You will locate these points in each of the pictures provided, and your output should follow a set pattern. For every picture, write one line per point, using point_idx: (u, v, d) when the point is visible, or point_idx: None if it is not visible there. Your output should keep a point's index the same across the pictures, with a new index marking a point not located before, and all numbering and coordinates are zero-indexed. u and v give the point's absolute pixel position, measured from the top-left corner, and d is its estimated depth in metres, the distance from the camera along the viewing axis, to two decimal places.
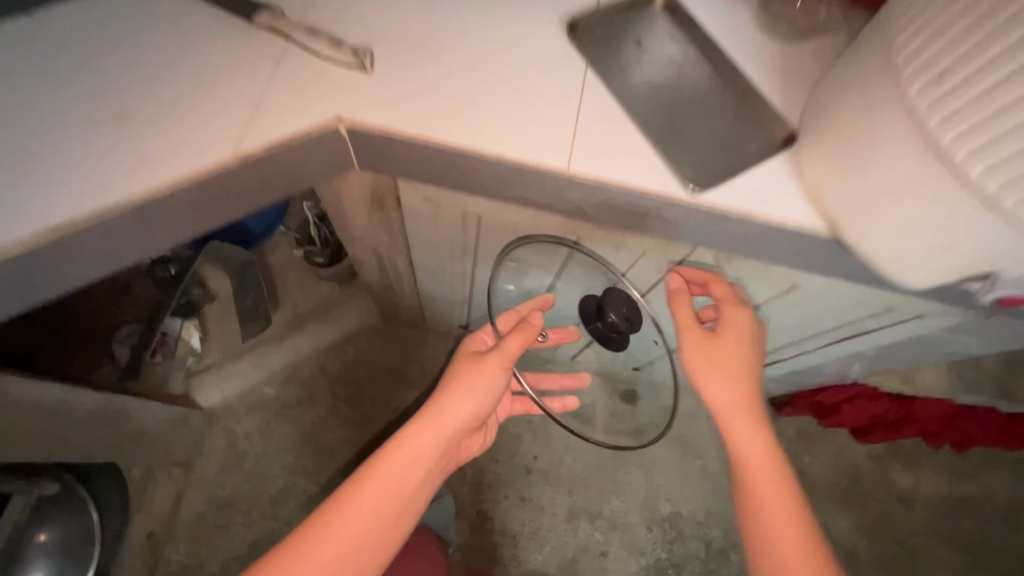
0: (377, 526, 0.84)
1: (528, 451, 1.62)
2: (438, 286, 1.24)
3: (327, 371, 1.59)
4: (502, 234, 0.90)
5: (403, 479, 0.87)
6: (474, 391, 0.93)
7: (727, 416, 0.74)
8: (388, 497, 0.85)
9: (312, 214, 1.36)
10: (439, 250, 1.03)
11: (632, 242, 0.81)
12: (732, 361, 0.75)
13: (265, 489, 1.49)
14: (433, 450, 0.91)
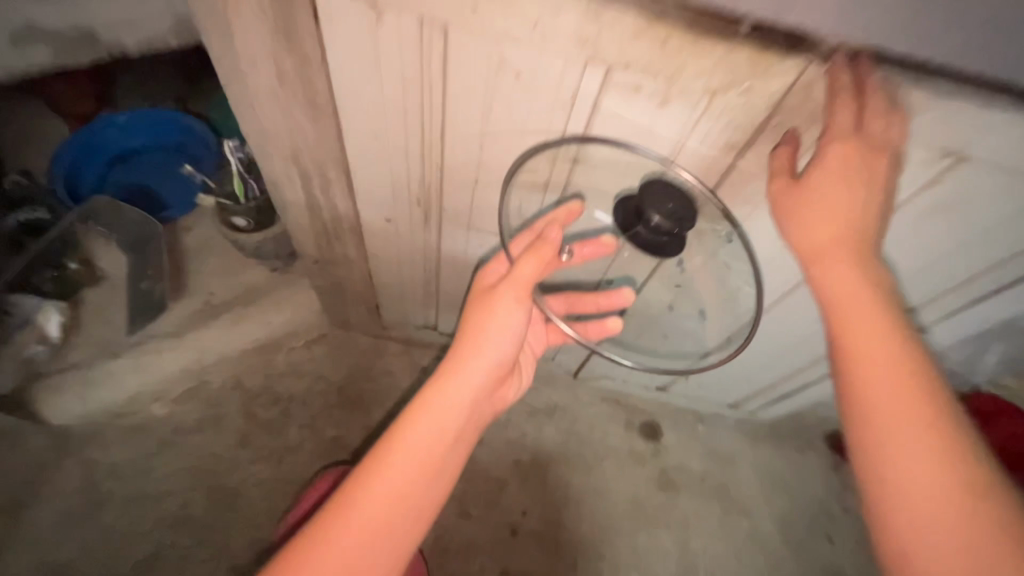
0: (391, 533, 0.56)
1: (514, 503, 1.17)
2: (392, 238, 0.89)
3: (243, 384, 1.18)
4: (480, 85, 0.57)
5: (422, 459, 0.59)
6: (498, 325, 0.64)
7: (846, 324, 0.47)
8: (401, 490, 0.57)
9: (236, 159, 1.02)
10: (388, 147, 0.69)
11: (696, 65, 0.49)
12: (834, 218, 0.47)
13: (127, 551, 1.02)
14: (454, 414, 0.62)
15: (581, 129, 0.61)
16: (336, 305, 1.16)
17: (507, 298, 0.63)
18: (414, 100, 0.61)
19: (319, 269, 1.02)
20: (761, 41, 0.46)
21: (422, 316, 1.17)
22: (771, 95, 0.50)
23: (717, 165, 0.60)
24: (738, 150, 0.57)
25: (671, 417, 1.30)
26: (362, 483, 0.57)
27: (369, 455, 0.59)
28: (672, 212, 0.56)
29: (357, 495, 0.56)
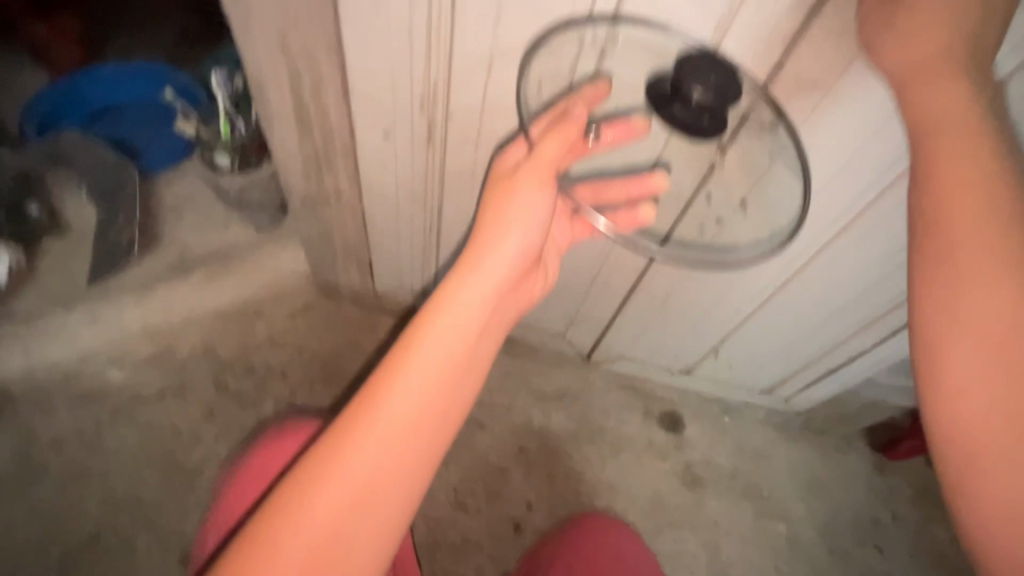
0: (423, 433, 0.52)
1: (518, 496, 1.02)
2: (389, 163, 0.78)
3: (215, 352, 1.04)
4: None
5: (453, 355, 0.54)
6: (523, 214, 0.57)
7: (938, 179, 0.42)
8: (430, 388, 0.53)
9: (223, 93, 0.91)
10: (389, 30, 0.59)
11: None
12: (936, 38, 0.41)
13: (68, 529, 0.90)
14: (484, 308, 0.56)
15: (612, 6, 0.52)
16: (324, 261, 1.03)
17: (529, 186, 0.56)
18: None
19: (306, 210, 0.90)
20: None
21: (419, 280, 1.04)
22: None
23: (785, 29, 0.50)
24: (817, 1, 0.47)
25: (695, 407, 1.15)
26: (385, 380, 0.52)
27: (390, 354, 0.54)
28: (714, 86, 0.48)
29: (383, 396, 0.51)
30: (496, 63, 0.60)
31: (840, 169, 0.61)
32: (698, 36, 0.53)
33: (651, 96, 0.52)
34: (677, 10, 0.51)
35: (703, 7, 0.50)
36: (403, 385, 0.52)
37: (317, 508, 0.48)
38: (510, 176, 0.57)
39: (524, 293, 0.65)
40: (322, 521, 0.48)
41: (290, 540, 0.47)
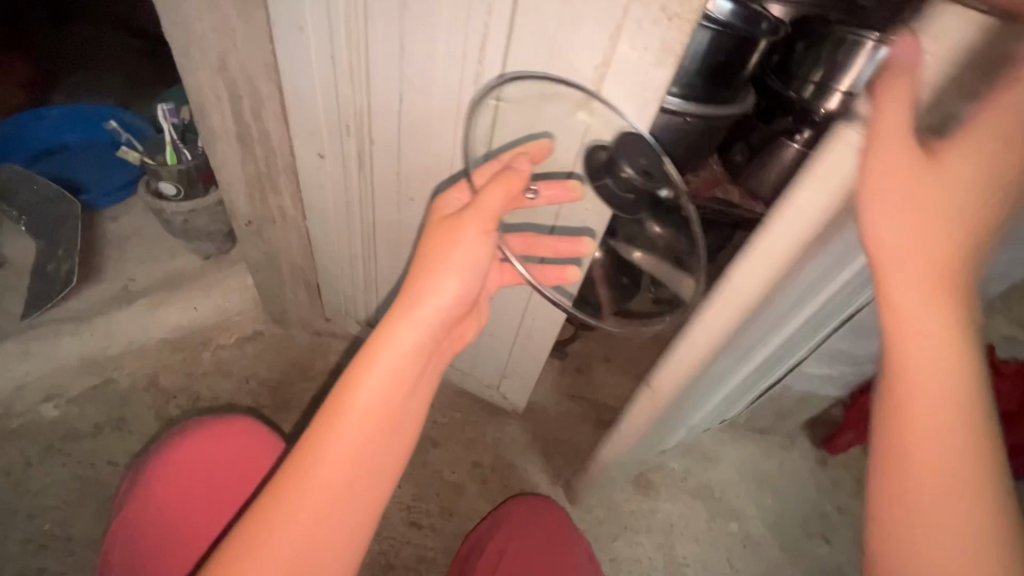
0: (339, 520, 0.50)
1: (472, 511, 1.02)
2: (326, 182, 0.81)
3: (157, 384, 1.02)
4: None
5: (368, 431, 0.51)
6: (456, 266, 0.54)
7: (900, 316, 0.35)
8: (347, 469, 0.50)
9: (169, 124, 0.94)
10: (317, 55, 0.64)
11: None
12: (935, 225, 0.33)
13: None
14: (409, 376, 0.53)
15: (500, 67, 0.57)
16: (272, 287, 1.05)
17: (472, 232, 0.54)
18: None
19: (251, 233, 0.93)
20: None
21: (363, 307, 1.06)
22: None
23: (659, 78, 0.52)
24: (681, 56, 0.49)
25: None
26: (313, 446, 0.50)
27: (310, 432, 0.51)
28: (643, 169, 0.59)
29: (300, 484, 0.49)
30: (405, 94, 0.64)
31: (801, 304, 0.55)
32: (576, 104, 0.58)
33: (586, 160, 0.61)
34: (557, 58, 0.54)
35: (572, 78, 0.55)
36: (318, 478, 0.49)
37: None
38: (454, 217, 0.54)
39: (457, 335, 0.64)
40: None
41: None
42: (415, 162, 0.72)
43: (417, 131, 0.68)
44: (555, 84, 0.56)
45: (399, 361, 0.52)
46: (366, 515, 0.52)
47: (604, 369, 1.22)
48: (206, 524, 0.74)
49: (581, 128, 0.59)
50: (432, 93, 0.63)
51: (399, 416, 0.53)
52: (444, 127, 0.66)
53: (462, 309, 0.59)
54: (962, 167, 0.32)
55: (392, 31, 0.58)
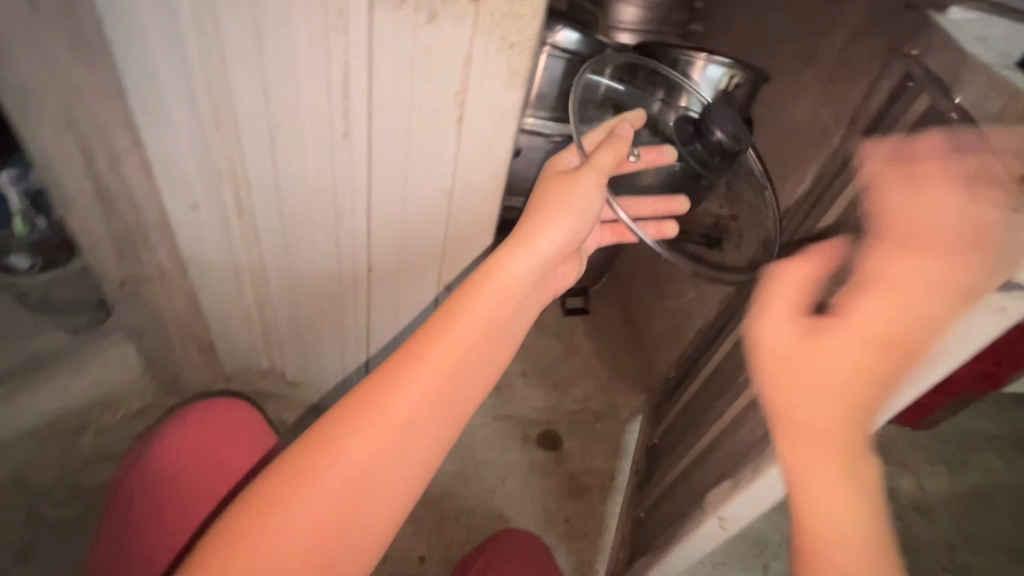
0: (434, 420, 0.53)
1: (407, 549, 1.02)
2: (205, 234, 0.77)
3: (26, 483, 0.93)
4: (249, 18, 0.54)
5: (478, 336, 0.56)
6: (574, 206, 0.60)
7: (805, 483, 0.42)
8: (454, 363, 0.54)
9: (17, 191, 0.88)
10: (175, 106, 0.62)
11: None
12: (816, 376, 0.42)
13: None
14: (514, 298, 0.59)
15: (365, 107, 0.61)
16: (159, 354, 0.97)
17: (587, 182, 0.59)
18: (188, 39, 0.56)
19: (126, 297, 0.86)
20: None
21: (265, 357, 1.01)
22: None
23: (514, 99, 0.58)
24: (527, 78, 0.56)
25: (569, 421, 1.22)
26: (427, 342, 0.54)
27: (434, 318, 0.55)
28: (733, 135, 0.62)
29: (414, 365, 0.52)
30: (275, 137, 0.65)
31: None
32: (444, 132, 0.62)
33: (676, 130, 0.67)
34: (418, 87, 0.58)
35: (436, 110, 0.60)
36: (433, 360, 0.53)
37: (320, 478, 0.47)
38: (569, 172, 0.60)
39: (560, 280, 0.68)
40: (325, 491, 0.47)
41: (273, 517, 0.46)
42: (297, 205, 0.73)
43: (294, 172, 0.69)
44: (422, 111, 0.61)
45: (509, 283, 0.58)
46: (452, 424, 0.55)
47: (523, 385, 1.25)
48: (196, 504, 0.71)
49: (455, 144, 0.64)
50: (304, 133, 0.64)
51: (497, 333, 0.58)
52: (321, 164, 0.67)
53: (567, 255, 0.65)
54: (864, 324, 0.41)
55: (252, 81, 0.59)
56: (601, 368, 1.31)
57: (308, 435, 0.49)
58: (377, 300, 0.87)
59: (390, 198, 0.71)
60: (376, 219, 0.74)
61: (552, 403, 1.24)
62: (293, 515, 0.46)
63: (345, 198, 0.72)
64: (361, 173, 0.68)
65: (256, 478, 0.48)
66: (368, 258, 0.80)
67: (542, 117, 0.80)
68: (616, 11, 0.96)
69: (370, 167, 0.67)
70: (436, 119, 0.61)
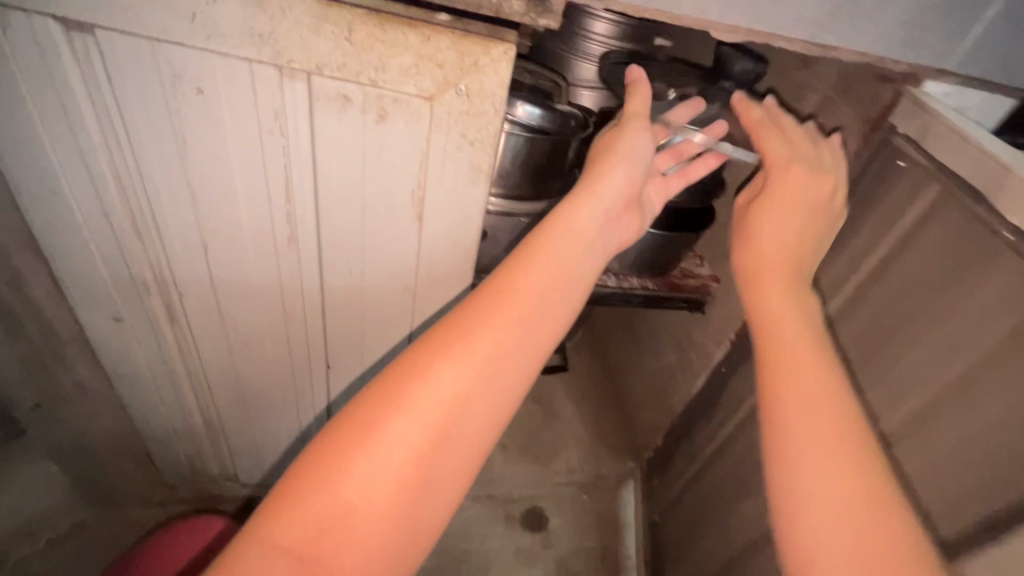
0: (509, 366, 0.46)
1: None
2: (132, 347, 0.68)
3: None
4: (166, 123, 0.47)
5: (554, 273, 0.49)
6: (626, 152, 0.55)
7: (789, 341, 0.47)
8: (535, 300, 0.48)
9: None
10: (85, 217, 0.54)
11: (397, 61, 0.42)
12: (763, 218, 0.53)
13: None
14: (588, 240, 0.52)
15: (312, 210, 0.54)
16: (86, 470, 0.86)
17: (635, 130, 0.56)
18: (94, 148, 0.49)
19: (41, 416, 0.76)
20: (459, 28, 0.41)
21: (216, 464, 0.90)
22: (499, 91, 0.44)
23: (478, 194, 0.51)
24: (490, 177, 0.50)
25: (553, 496, 1.14)
26: (504, 286, 0.48)
27: (512, 254, 0.50)
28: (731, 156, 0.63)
29: (498, 300, 0.47)
30: (209, 245, 0.57)
31: None
32: (403, 234, 0.55)
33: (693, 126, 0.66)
34: (370, 186, 0.51)
35: (393, 212, 0.53)
36: (515, 296, 0.47)
37: (407, 413, 0.42)
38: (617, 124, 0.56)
39: (628, 233, 0.58)
40: (415, 425, 0.42)
41: (348, 461, 0.40)
42: (238, 312, 0.64)
43: (232, 279, 0.60)
44: (376, 210, 0.53)
45: (580, 223, 0.52)
46: (532, 374, 0.47)
47: (502, 460, 1.16)
48: None
49: (417, 242, 0.56)
50: (242, 238, 0.56)
51: (575, 279, 0.51)
52: (260, 269, 0.59)
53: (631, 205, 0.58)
54: (779, 163, 0.54)
55: (175, 192, 0.52)
56: (584, 432, 1.24)
57: (384, 375, 0.44)
58: (339, 402, 0.77)
59: (348, 299, 0.62)
60: (331, 323, 0.65)
61: (534, 476, 1.15)
62: (382, 451, 0.41)
63: (295, 303, 0.63)
64: (313, 277, 0.60)
65: (341, 413, 0.43)
66: (327, 358, 0.70)
67: (505, 198, 0.75)
68: (575, 70, 0.91)
69: (322, 271, 0.59)
70: (392, 222, 0.54)
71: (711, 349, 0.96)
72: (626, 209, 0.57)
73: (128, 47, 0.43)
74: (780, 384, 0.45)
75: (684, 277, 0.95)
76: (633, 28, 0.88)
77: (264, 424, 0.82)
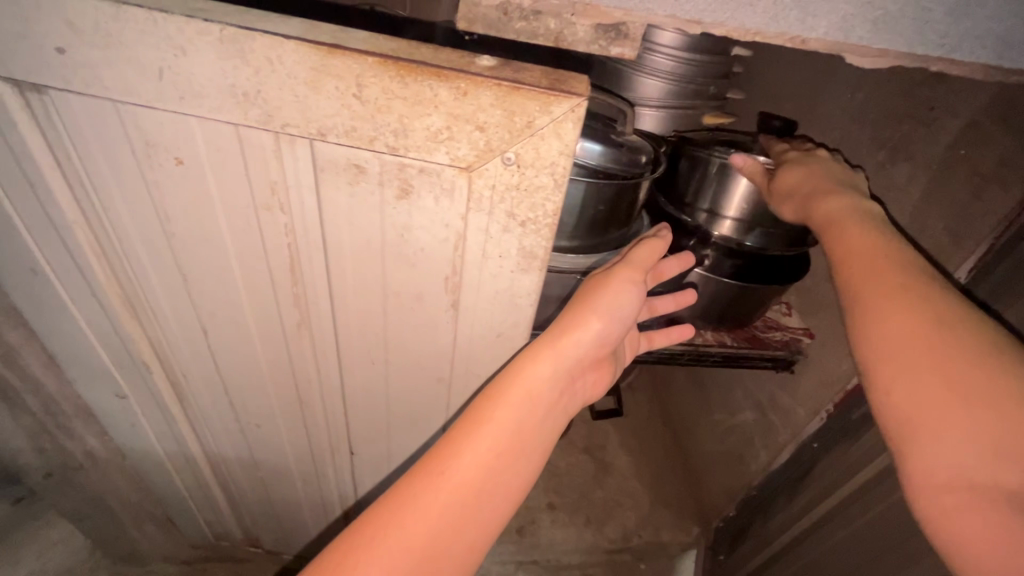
0: (486, 499, 0.40)
1: None
2: (139, 422, 0.61)
3: None
4: (144, 194, 0.39)
5: (504, 443, 0.42)
6: (605, 310, 0.45)
7: (847, 249, 0.41)
8: (479, 479, 0.40)
9: None
10: (72, 293, 0.47)
11: (423, 122, 0.31)
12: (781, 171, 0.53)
13: None
14: (544, 406, 0.44)
15: (325, 293, 0.43)
16: (108, 534, 0.80)
17: (624, 283, 0.46)
18: (70, 222, 0.41)
19: (54, 484, 0.71)
20: (507, 78, 0.30)
21: (238, 531, 0.82)
22: (561, 159, 0.32)
23: (529, 282, 0.40)
24: (545, 260, 0.38)
25: (607, 565, 1.00)
26: (474, 424, 0.42)
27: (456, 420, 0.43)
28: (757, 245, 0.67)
29: (433, 481, 0.39)
30: (209, 325, 0.48)
31: None
32: (433, 326, 0.44)
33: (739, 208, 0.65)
34: (393, 270, 0.40)
35: (421, 301, 0.42)
36: (483, 437, 0.41)
37: None
38: (603, 268, 0.47)
39: (589, 390, 0.50)
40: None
41: None
42: (246, 394, 0.55)
43: (237, 362, 0.51)
44: (402, 299, 0.42)
45: (536, 388, 0.43)
46: (506, 509, 0.42)
47: (550, 522, 1.05)
48: None
49: (452, 334, 0.45)
50: (245, 322, 0.47)
51: (524, 447, 0.43)
52: (266, 352, 0.50)
53: (600, 362, 0.49)
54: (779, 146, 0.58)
55: (166, 270, 0.44)
56: (642, 491, 1.11)
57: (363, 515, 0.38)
58: (366, 485, 0.67)
59: (370, 387, 0.52)
60: (352, 410, 0.55)
61: (586, 541, 1.03)
62: None
63: (309, 388, 0.53)
64: (329, 364, 0.50)
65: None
66: (349, 444, 0.60)
67: (557, 248, 0.63)
68: (636, 89, 0.75)
69: (339, 357, 0.49)
70: (421, 311, 0.43)
71: (801, 417, 0.81)
72: (589, 367, 0.48)
73: (92, 108, 0.34)
74: (852, 290, 0.39)
75: (769, 330, 0.78)
76: (705, 40, 0.72)
77: (286, 501, 0.73)
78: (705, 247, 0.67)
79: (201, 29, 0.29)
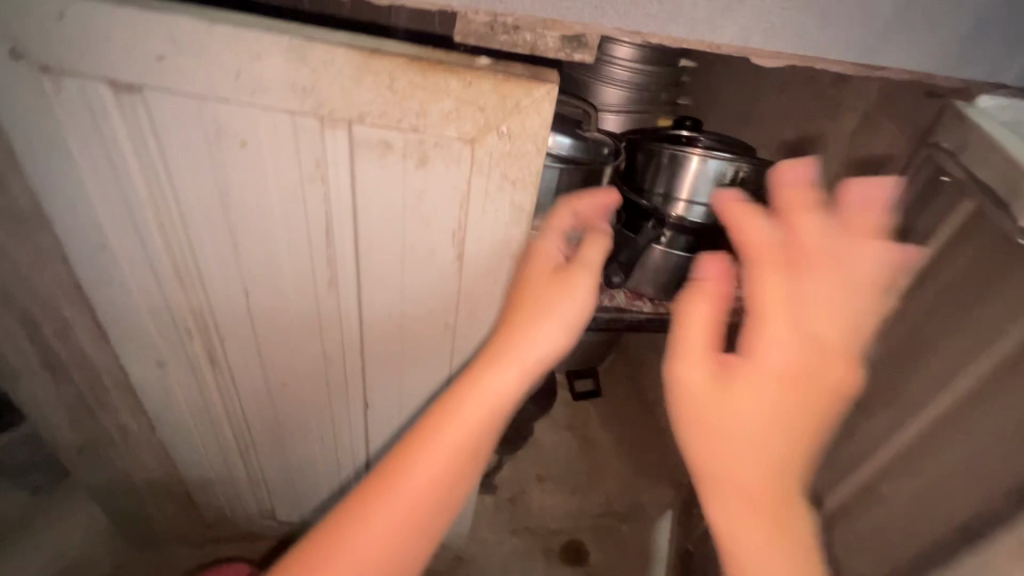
0: (429, 513, 0.49)
1: None
2: (173, 391, 0.69)
3: None
4: (210, 175, 0.48)
5: (454, 457, 0.49)
6: (562, 317, 0.48)
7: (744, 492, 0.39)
8: (423, 495, 0.48)
9: None
10: (131, 267, 0.56)
11: (438, 106, 0.42)
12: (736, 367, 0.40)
13: None
14: (498, 415, 0.50)
15: (353, 255, 0.53)
16: (131, 513, 0.86)
17: (580, 288, 0.48)
18: (140, 201, 0.50)
19: (86, 461, 0.77)
20: (501, 72, 0.41)
21: (254, 504, 0.90)
22: (541, 132, 0.44)
23: (518, 234, 0.51)
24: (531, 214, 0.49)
25: (592, 528, 1.10)
26: (431, 436, 0.48)
27: (410, 436, 0.49)
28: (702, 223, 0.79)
29: (385, 493, 0.47)
30: (250, 290, 0.57)
31: None
32: (440, 276, 0.54)
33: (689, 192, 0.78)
34: (411, 228, 0.51)
35: (432, 254, 0.53)
36: (434, 453, 0.48)
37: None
38: (564, 272, 0.49)
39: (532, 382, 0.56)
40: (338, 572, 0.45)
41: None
42: (276, 356, 0.64)
43: (270, 326, 0.61)
44: (416, 254, 0.53)
45: (491, 400, 0.49)
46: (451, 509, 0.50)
47: (539, 493, 1.14)
48: None
49: (456, 283, 0.55)
50: (283, 285, 0.56)
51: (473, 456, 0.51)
52: (297, 312, 0.59)
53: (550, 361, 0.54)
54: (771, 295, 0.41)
55: (219, 240, 0.53)
56: (621, 460, 1.22)
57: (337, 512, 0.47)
58: (377, 441, 0.76)
59: (385, 339, 0.61)
60: (369, 364, 0.64)
61: (572, 507, 1.12)
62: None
63: (333, 344, 0.62)
64: (351, 320, 0.59)
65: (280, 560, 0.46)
66: (365, 398, 0.69)
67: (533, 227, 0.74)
68: (598, 95, 0.87)
69: (360, 312, 0.58)
70: (431, 264, 0.53)
71: None
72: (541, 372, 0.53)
73: (176, 103, 0.44)
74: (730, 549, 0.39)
75: None
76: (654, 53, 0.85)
77: (301, 465, 0.81)
78: (662, 226, 0.80)
79: (273, 41, 0.40)
